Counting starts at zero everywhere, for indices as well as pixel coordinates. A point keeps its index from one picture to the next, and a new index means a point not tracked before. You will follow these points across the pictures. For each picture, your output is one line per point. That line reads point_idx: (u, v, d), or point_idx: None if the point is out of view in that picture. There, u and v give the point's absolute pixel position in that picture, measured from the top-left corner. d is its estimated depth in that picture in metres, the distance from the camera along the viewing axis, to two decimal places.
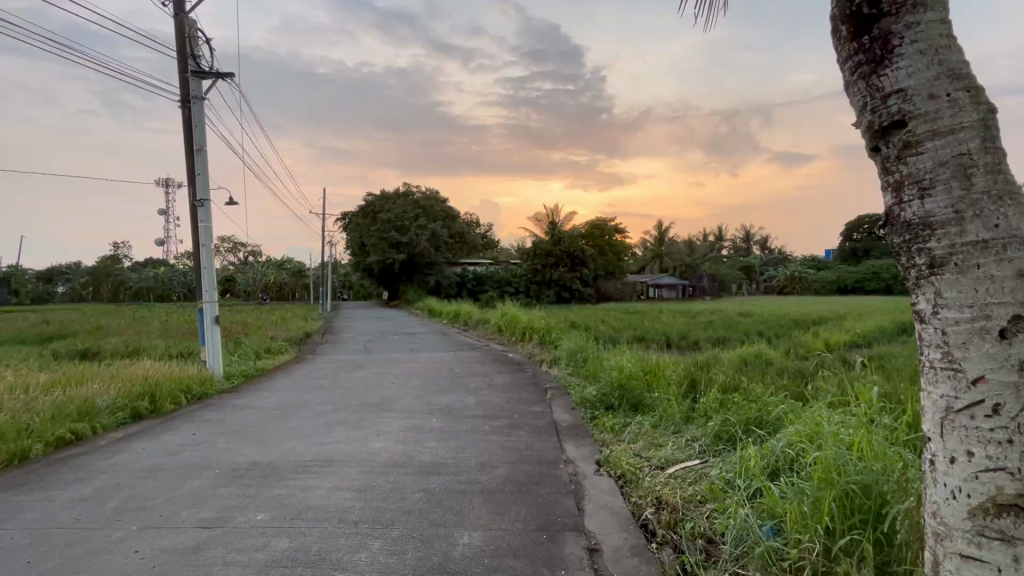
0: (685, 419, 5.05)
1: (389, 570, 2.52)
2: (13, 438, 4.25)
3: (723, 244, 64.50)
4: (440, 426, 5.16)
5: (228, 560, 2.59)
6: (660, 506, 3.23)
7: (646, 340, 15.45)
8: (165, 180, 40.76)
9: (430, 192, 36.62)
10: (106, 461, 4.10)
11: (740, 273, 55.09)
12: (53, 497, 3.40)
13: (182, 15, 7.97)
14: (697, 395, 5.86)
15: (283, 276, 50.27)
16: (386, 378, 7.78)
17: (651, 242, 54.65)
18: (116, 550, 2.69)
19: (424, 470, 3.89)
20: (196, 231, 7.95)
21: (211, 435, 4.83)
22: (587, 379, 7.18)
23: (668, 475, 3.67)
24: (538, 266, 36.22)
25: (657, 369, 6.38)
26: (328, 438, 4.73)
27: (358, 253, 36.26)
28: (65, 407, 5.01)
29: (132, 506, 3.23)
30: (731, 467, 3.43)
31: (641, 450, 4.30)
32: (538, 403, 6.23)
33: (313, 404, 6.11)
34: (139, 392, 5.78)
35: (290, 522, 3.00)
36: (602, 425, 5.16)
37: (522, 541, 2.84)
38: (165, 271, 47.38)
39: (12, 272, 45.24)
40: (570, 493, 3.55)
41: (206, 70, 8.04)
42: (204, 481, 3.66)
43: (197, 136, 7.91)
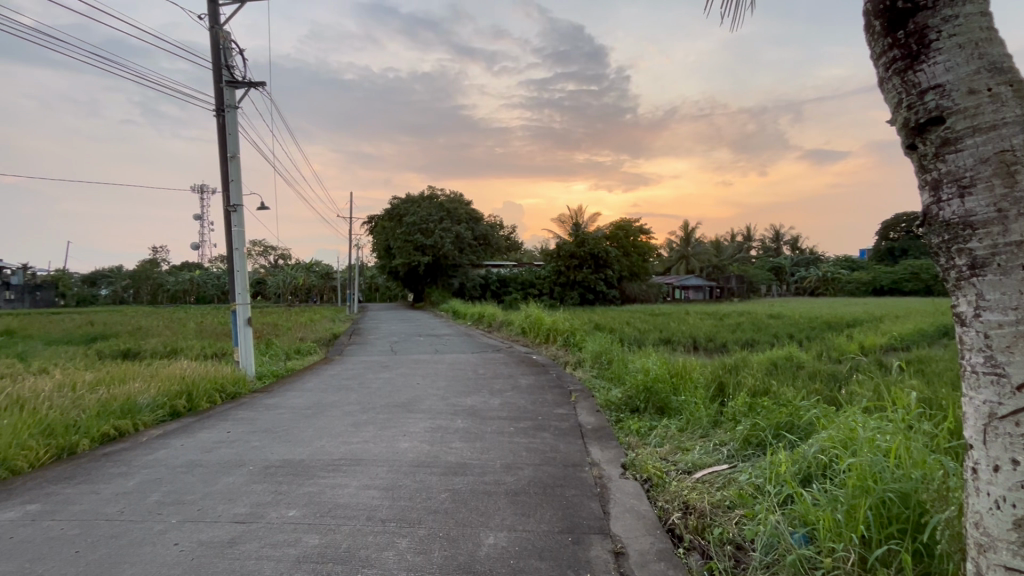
0: (713, 423, 4.96)
1: (416, 569, 2.55)
2: (62, 434, 4.49)
3: (751, 244, 63.05)
4: (465, 427, 5.21)
5: (262, 555, 2.67)
6: (688, 511, 3.19)
7: (672, 343, 15.22)
8: (201, 188, 42.36)
9: (455, 195, 36.89)
10: (147, 457, 4.28)
11: (769, 274, 53.76)
12: (99, 490, 3.57)
13: (217, 27, 8.27)
14: (725, 399, 5.74)
15: (312, 278, 51.39)
16: (412, 380, 7.89)
17: (677, 242, 53.78)
18: (157, 542, 2.81)
19: (450, 470, 3.94)
20: (230, 235, 8.22)
21: (245, 433, 4.99)
22: (612, 382, 7.14)
23: (696, 479, 3.61)
24: (562, 267, 36.10)
25: (684, 372, 6.30)
26: (357, 437, 4.83)
27: (384, 255, 36.86)
28: (109, 404, 5.25)
29: (172, 500, 3.37)
30: (761, 473, 3.35)
31: (668, 454, 4.25)
32: (562, 405, 6.23)
33: (341, 404, 6.24)
34: (177, 391, 6.00)
35: (320, 519, 3.08)
36: (627, 428, 5.11)
37: (548, 543, 2.84)
38: (200, 274, 49.09)
39: (60, 277, 47.57)
40: (595, 495, 3.54)
41: (239, 79, 8.33)
42: (237, 477, 3.77)
43: (230, 143, 8.17)
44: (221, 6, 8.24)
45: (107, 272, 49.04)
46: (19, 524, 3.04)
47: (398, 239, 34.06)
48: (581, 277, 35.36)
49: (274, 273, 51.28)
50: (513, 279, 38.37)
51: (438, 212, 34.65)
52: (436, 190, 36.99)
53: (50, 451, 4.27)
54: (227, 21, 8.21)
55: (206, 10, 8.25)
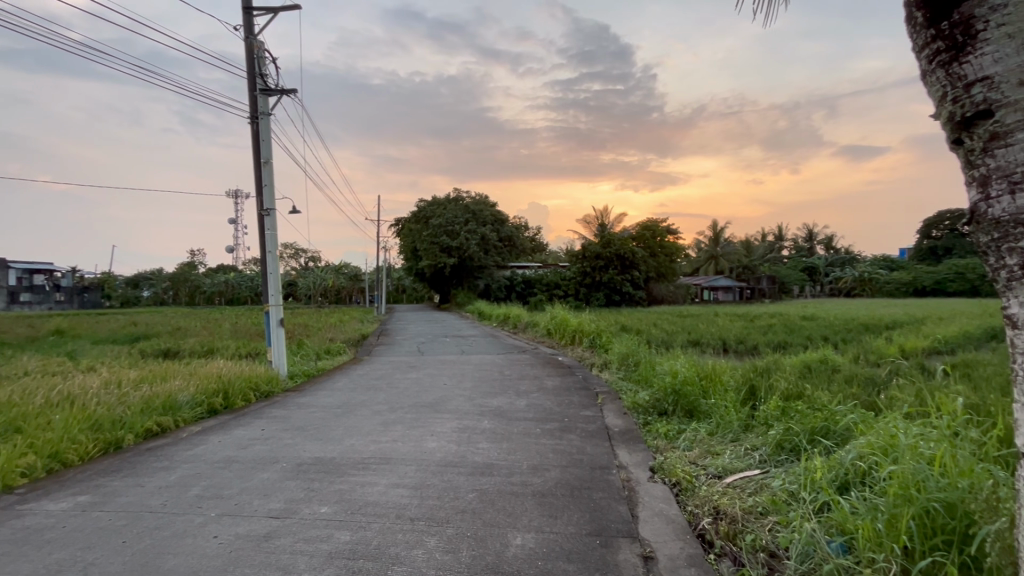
0: (744, 427, 4.86)
1: (445, 567, 2.58)
2: (109, 429, 4.72)
3: (783, 244, 61.35)
4: (492, 428, 5.24)
5: (296, 549, 2.74)
6: (719, 516, 3.13)
7: (701, 345, 14.95)
8: (236, 194, 43.85)
9: (480, 197, 37.06)
10: (187, 452, 4.46)
11: (802, 275, 52.15)
12: (144, 483, 3.74)
13: (251, 38, 8.55)
14: (757, 403, 5.60)
15: (340, 280, 52.41)
16: (438, 380, 7.97)
17: (706, 242, 52.70)
18: (198, 534, 2.91)
19: (478, 471, 3.96)
20: (264, 239, 8.47)
21: (278, 431, 5.14)
22: (639, 385, 7.05)
23: (727, 485, 3.53)
24: (587, 269, 35.87)
25: (714, 375, 6.18)
26: (385, 436, 4.91)
27: (411, 257, 37.42)
28: (152, 401, 5.47)
29: (211, 494, 3.49)
30: (795, 479, 3.26)
31: (697, 458, 4.18)
32: (588, 407, 6.19)
33: (370, 404, 6.35)
34: (214, 389, 6.22)
35: (351, 516, 3.14)
36: (655, 431, 5.05)
37: (577, 546, 2.83)
38: (235, 277, 50.73)
39: (105, 279, 49.88)
40: (623, 499, 3.50)
41: (272, 87, 8.58)
42: (271, 473, 3.89)
43: (264, 149, 8.43)
44: (255, 17, 8.52)
45: (147, 275, 51.16)
46: (71, 514, 3.21)
47: (424, 242, 34.42)
48: (607, 278, 35.04)
49: (305, 275, 52.55)
50: (538, 281, 38.31)
51: (463, 214, 34.89)
52: (461, 193, 37.24)
53: (98, 445, 4.48)
54: (261, 31, 8.48)
55: (241, 21, 8.55)
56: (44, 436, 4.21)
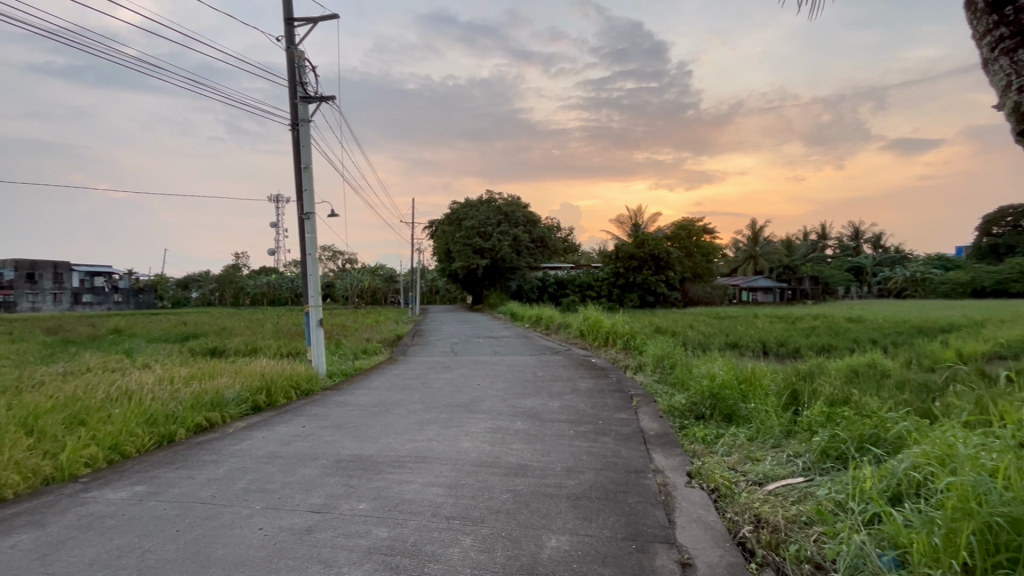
0: (786, 433, 4.69)
1: (480, 567, 2.59)
2: (163, 422, 4.98)
3: (827, 244, 58.88)
4: (526, 429, 5.23)
5: (336, 544, 2.82)
6: (760, 524, 3.03)
7: (740, 347, 14.54)
8: (277, 198, 45.56)
9: (512, 198, 37.16)
10: (235, 447, 4.66)
11: (848, 275, 49.91)
12: (195, 475, 3.93)
13: (292, 48, 8.85)
14: (800, 408, 5.40)
15: (376, 281, 53.51)
16: (472, 381, 8.05)
17: (744, 242, 51.18)
18: (245, 526, 3.03)
19: (512, 471, 3.97)
20: (304, 241, 8.75)
21: (318, 428, 5.29)
22: (675, 388, 6.91)
23: (769, 492, 3.42)
24: (621, 269, 35.40)
25: (754, 378, 5.99)
26: (420, 435, 4.98)
27: (444, 259, 37.91)
28: (201, 397, 5.74)
29: (256, 487, 3.64)
30: (842, 489, 3.12)
31: (737, 464, 4.06)
32: (623, 410, 6.11)
33: (406, 403, 6.47)
34: (258, 386, 6.48)
35: (389, 513, 3.20)
36: (692, 435, 4.94)
37: (612, 550, 2.80)
38: (276, 278, 52.61)
39: (158, 281, 52.70)
40: (660, 503, 3.44)
41: (312, 95, 8.86)
42: (312, 470, 4.01)
43: (304, 155, 8.70)
44: (296, 27, 8.82)
45: (196, 276, 53.74)
46: (130, 503, 3.41)
47: (457, 243, 34.74)
48: (641, 278, 34.52)
49: (342, 276, 53.97)
50: (571, 281, 38.10)
51: (496, 216, 35.03)
52: (493, 194, 37.47)
53: (153, 438, 4.74)
54: (301, 41, 8.77)
55: (283, 33, 8.86)
56: (105, 429, 4.47)
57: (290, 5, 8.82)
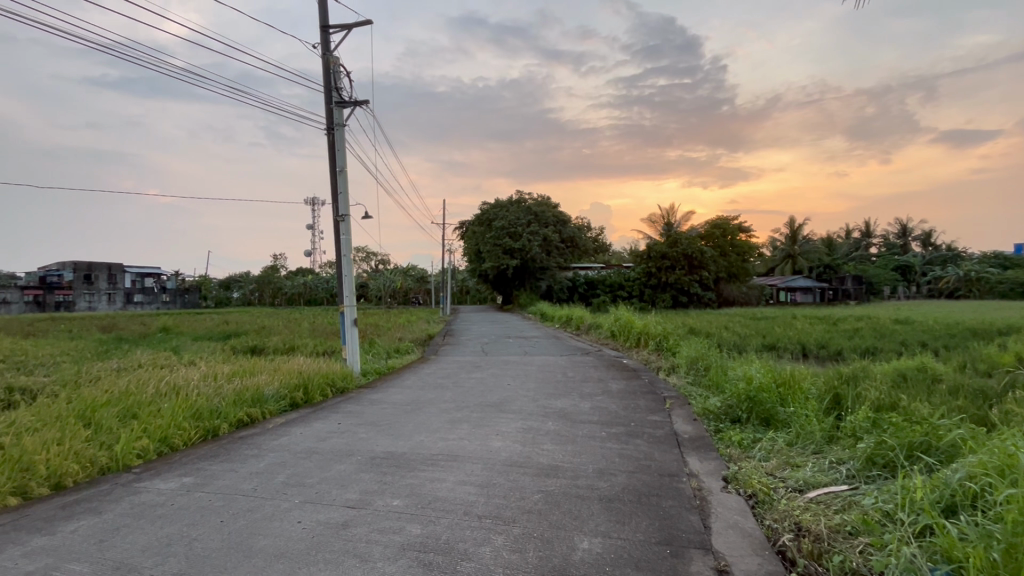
0: (828, 439, 4.51)
1: (513, 567, 2.60)
2: (208, 417, 5.20)
3: (871, 242, 56.41)
4: (557, 429, 5.21)
5: (371, 539, 2.87)
6: (801, 533, 2.93)
7: (778, 349, 14.11)
8: (312, 201, 47.00)
9: (542, 198, 37.12)
10: (274, 442, 4.81)
11: (894, 275, 47.66)
12: (237, 468, 4.08)
13: (328, 54, 9.09)
14: (843, 413, 5.19)
15: (408, 281, 54.48)
16: (502, 380, 8.08)
17: (782, 241, 49.59)
18: (284, 518, 3.13)
19: (543, 472, 3.96)
20: (339, 243, 8.97)
21: (353, 425, 5.41)
22: (710, 391, 6.76)
23: (810, 500, 3.30)
24: (652, 269, 34.81)
25: (793, 381, 5.79)
26: (452, 434, 5.03)
27: (474, 259, 38.18)
28: (242, 393, 5.96)
29: (295, 482, 3.75)
30: (890, 498, 2.99)
31: (775, 469, 3.94)
32: (656, 412, 6.01)
33: (438, 402, 6.54)
34: (296, 384, 6.68)
35: (422, 510, 3.25)
36: (728, 439, 4.81)
37: (646, 554, 2.76)
38: (312, 279, 54.14)
39: (203, 281, 55.15)
40: (695, 508, 3.37)
41: (347, 99, 9.07)
42: (347, 466, 4.10)
43: (339, 158, 8.91)
44: (331, 34, 9.04)
45: (237, 277, 55.90)
46: (177, 494, 3.56)
47: (487, 244, 34.89)
48: (674, 278, 33.79)
49: (375, 277, 55.10)
50: (601, 281, 37.82)
51: (526, 216, 35.05)
52: (523, 194, 37.55)
53: (198, 431, 4.95)
54: (336, 48, 8.99)
55: (319, 40, 9.11)
56: (155, 422, 4.70)
57: (326, 13, 9.05)
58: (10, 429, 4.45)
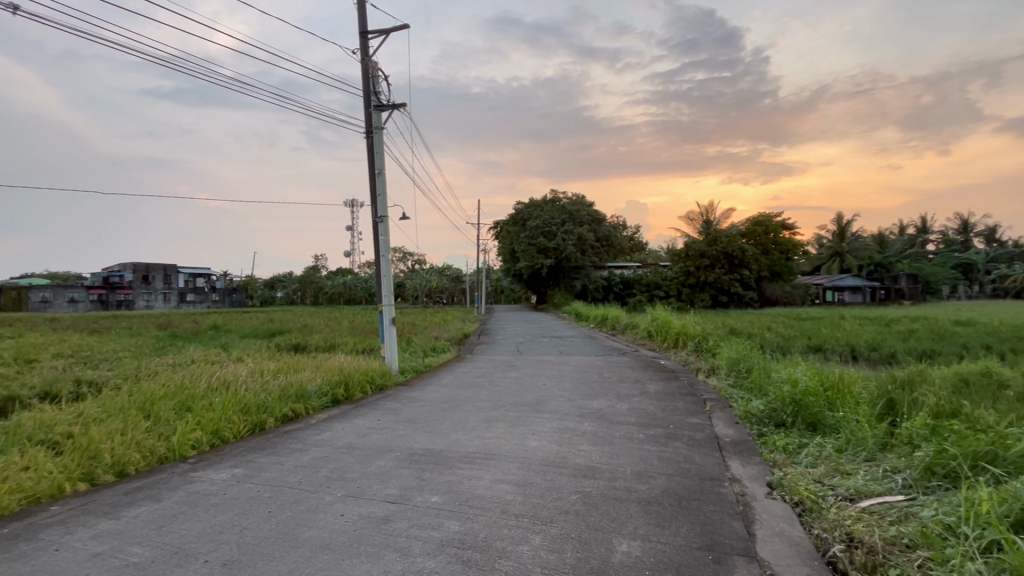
0: (882, 446, 4.29)
1: (551, 567, 2.59)
2: (256, 412, 5.42)
3: (929, 239, 53.26)
4: (593, 430, 5.17)
5: (411, 534, 2.93)
6: (853, 544, 2.79)
7: (825, 352, 13.52)
8: (351, 202, 48.35)
9: (577, 197, 36.86)
10: (317, 437, 4.97)
11: (953, 274, 44.85)
12: (283, 461, 4.24)
13: (367, 59, 9.30)
14: (898, 419, 4.91)
15: (443, 281, 55.30)
16: (537, 380, 8.07)
17: (830, 238, 47.49)
18: (328, 511, 3.23)
19: (580, 472, 3.94)
20: (377, 244, 9.17)
21: (392, 422, 5.52)
22: (752, 394, 6.52)
23: (863, 509, 3.14)
24: (691, 268, 33.90)
25: (843, 386, 5.52)
26: (489, 432, 5.06)
27: (509, 259, 38.29)
28: (287, 389, 6.18)
29: (337, 476, 3.86)
30: (952, 511, 2.81)
31: (823, 476, 3.77)
32: (696, 414, 5.86)
33: (474, 400, 6.59)
34: (337, 380, 6.88)
35: (460, 507, 3.29)
36: (772, 444, 4.64)
37: (686, 559, 2.70)
38: (352, 279, 55.61)
39: (250, 281, 57.60)
40: (738, 514, 3.27)
41: (385, 103, 9.26)
42: (387, 462, 4.19)
43: (378, 161, 9.11)
44: (370, 39, 9.25)
45: (280, 277, 57.99)
46: (229, 484, 3.73)
47: (522, 243, 34.86)
48: (713, 278, 32.73)
49: (411, 276, 56.09)
50: (637, 281, 37.27)
51: (560, 215, 34.88)
52: (557, 194, 37.41)
53: (247, 425, 5.17)
54: (375, 53, 9.19)
55: (358, 45, 9.33)
56: (208, 415, 4.94)
57: (365, 19, 9.27)
58: (79, 419, 4.78)
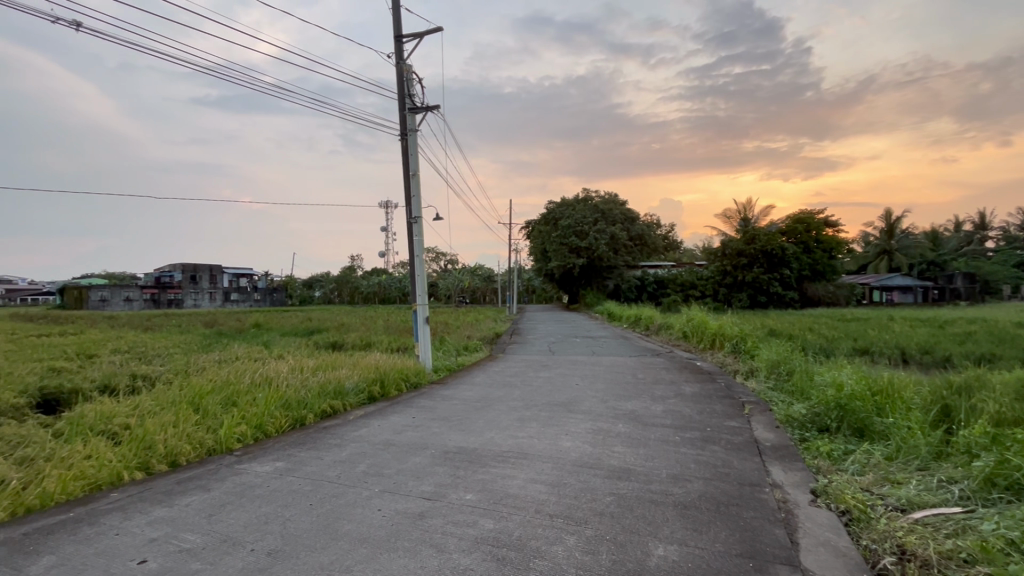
0: (936, 455, 4.07)
1: (586, 568, 2.58)
2: (296, 407, 5.60)
3: (988, 235, 50.11)
4: (628, 432, 5.10)
5: (446, 531, 2.96)
6: (906, 557, 2.66)
7: (872, 354, 12.94)
8: (385, 203, 49.31)
9: (610, 196, 36.46)
10: (355, 433, 5.10)
11: (1015, 272, 42.06)
12: (322, 456, 4.36)
13: (401, 63, 9.47)
14: (954, 427, 4.64)
15: (475, 281, 55.90)
16: (570, 380, 8.03)
17: (877, 236, 45.38)
18: (366, 506, 3.31)
19: (615, 474, 3.91)
20: (411, 244, 9.32)
21: (427, 420, 5.61)
22: (793, 397, 6.30)
23: (915, 521, 2.99)
24: (728, 267, 33.05)
25: (893, 390, 5.26)
26: (522, 432, 5.07)
27: (540, 258, 38.25)
28: (326, 386, 6.36)
29: (374, 472, 3.95)
30: (1017, 525, 2.64)
31: (872, 485, 3.61)
32: (733, 418, 5.69)
33: (507, 400, 6.60)
34: (374, 378, 7.04)
35: (494, 506, 3.31)
36: (816, 450, 4.46)
37: (726, 566, 2.63)
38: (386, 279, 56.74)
39: (290, 281, 59.59)
40: (779, 521, 3.17)
41: (419, 105, 9.41)
42: (422, 458, 4.26)
43: (411, 162, 9.26)
44: (404, 43, 9.41)
45: (318, 277, 59.72)
46: (273, 477, 3.87)
47: (554, 243, 34.77)
48: (751, 277, 31.81)
49: (444, 276, 56.78)
50: (671, 280, 36.61)
51: (592, 214, 34.58)
52: (589, 193, 37.11)
53: (288, 420, 5.35)
54: (409, 56, 9.34)
55: (393, 49, 9.50)
56: (252, 410, 5.13)
57: (399, 23, 9.44)
58: (135, 411, 5.06)
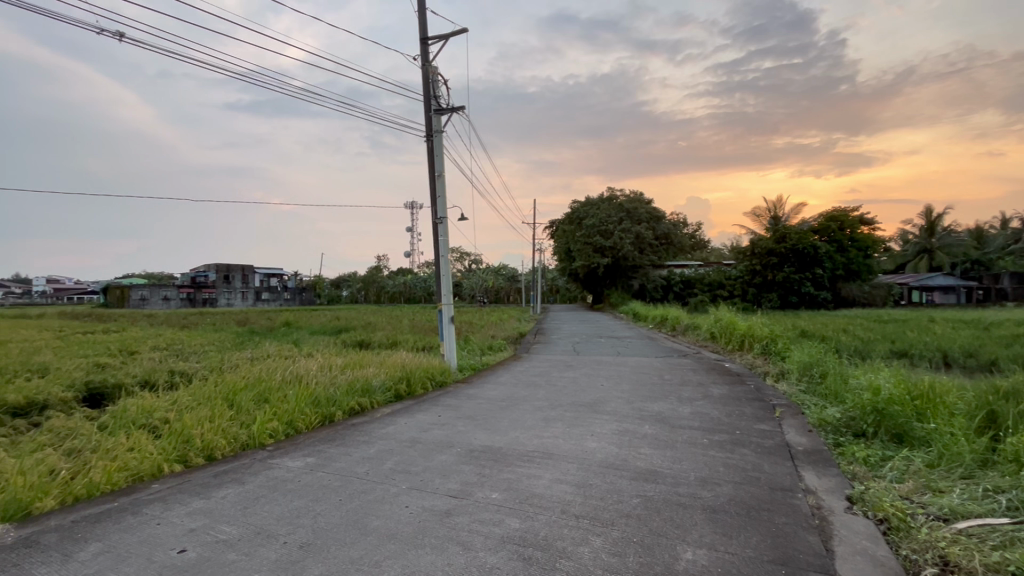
0: (981, 463, 3.89)
1: (613, 570, 2.56)
2: (325, 404, 5.72)
3: None
4: (654, 433, 5.03)
5: (472, 529, 2.99)
6: (949, 569, 2.55)
7: (912, 357, 12.45)
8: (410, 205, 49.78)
9: (635, 194, 36.03)
10: (382, 430, 5.18)
11: None
12: (351, 453, 4.44)
13: (427, 65, 9.56)
14: (1001, 434, 4.42)
15: (499, 281, 56.12)
16: (595, 380, 7.98)
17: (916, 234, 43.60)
18: (393, 502, 3.36)
19: (642, 476, 3.86)
20: (437, 244, 9.40)
21: (452, 419, 5.65)
22: (827, 401, 6.12)
23: (959, 531, 2.86)
24: (757, 266, 32.31)
25: (935, 395, 5.05)
26: (547, 431, 5.07)
27: (565, 258, 38.06)
28: (353, 384, 6.48)
29: (401, 469, 4.00)
30: None
31: (912, 493, 3.47)
32: (763, 421, 5.56)
33: (532, 400, 6.60)
34: (400, 376, 7.13)
35: (520, 505, 3.31)
36: (851, 456, 4.32)
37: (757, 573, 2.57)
38: (411, 279, 57.36)
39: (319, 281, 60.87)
40: (814, 528, 3.08)
41: (444, 107, 9.48)
42: (448, 457, 4.30)
43: (437, 163, 9.34)
44: (430, 45, 9.50)
45: (345, 277, 60.82)
46: (303, 472, 3.96)
47: (578, 243, 34.58)
48: (782, 277, 31.04)
49: (469, 276, 57.07)
50: (699, 280, 35.99)
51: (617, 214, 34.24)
52: (614, 193, 36.75)
53: (318, 417, 5.46)
54: (435, 57, 9.43)
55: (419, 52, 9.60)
56: (284, 406, 5.27)
57: (425, 26, 9.53)
58: (174, 405, 5.27)
